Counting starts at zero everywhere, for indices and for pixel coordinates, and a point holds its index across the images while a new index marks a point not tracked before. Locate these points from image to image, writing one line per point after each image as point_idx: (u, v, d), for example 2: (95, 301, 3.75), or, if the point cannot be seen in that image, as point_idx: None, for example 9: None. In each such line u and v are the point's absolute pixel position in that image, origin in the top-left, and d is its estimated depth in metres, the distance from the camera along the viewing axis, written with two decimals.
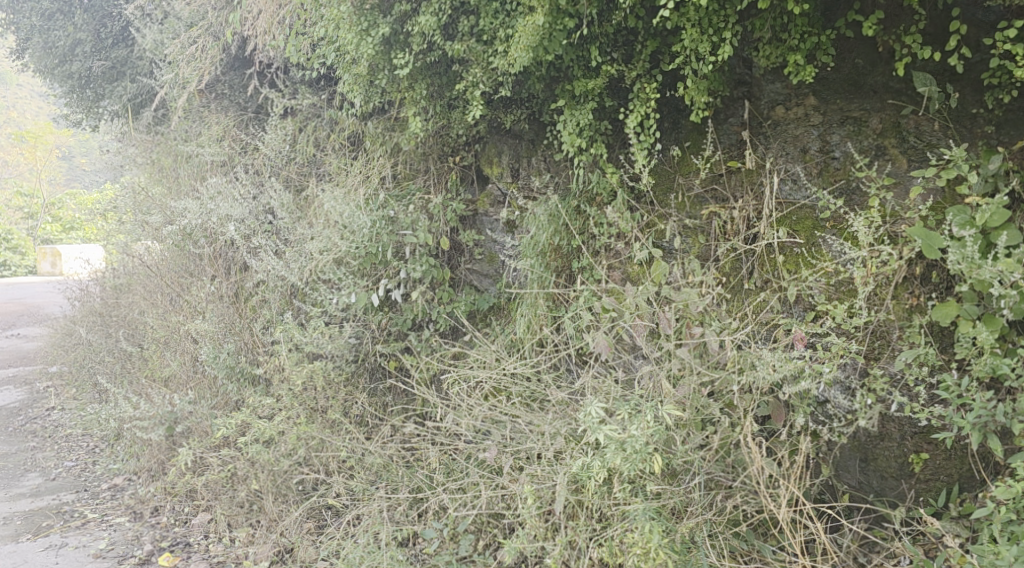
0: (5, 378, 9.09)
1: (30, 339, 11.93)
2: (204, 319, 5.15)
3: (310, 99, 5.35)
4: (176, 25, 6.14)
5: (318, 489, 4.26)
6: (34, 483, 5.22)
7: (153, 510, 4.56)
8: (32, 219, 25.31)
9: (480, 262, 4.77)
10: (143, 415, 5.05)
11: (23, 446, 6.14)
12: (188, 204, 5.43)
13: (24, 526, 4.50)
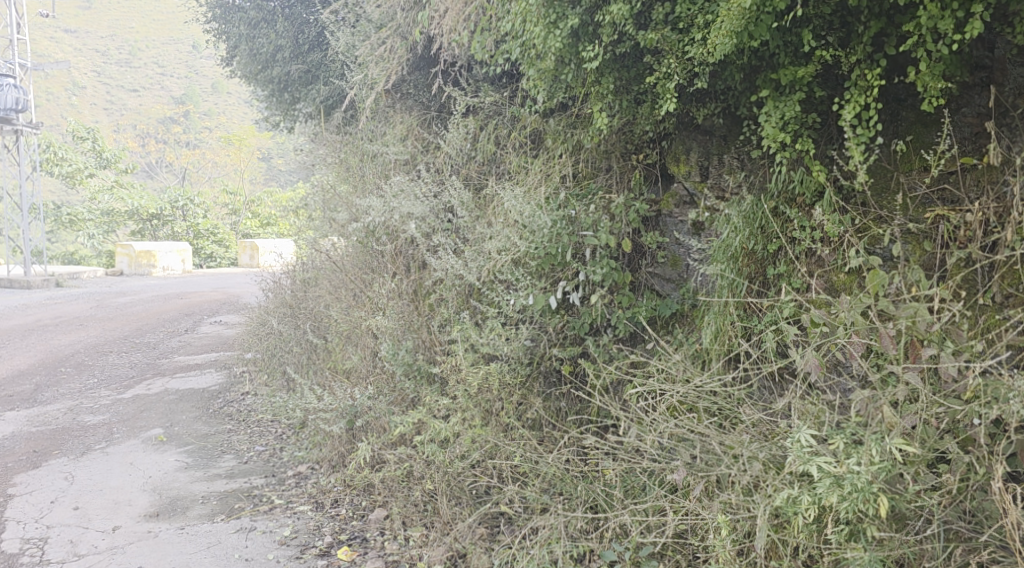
0: (208, 362, 9.89)
1: (231, 326, 12.97)
2: (384, 315, 5.23)
3: (493, 97, 5.31)
4: (367, 27, 6.30)
5: (491, 494, 4.18)
6: (228, 465, 5.54)
7: (333, 502, 4.68)
8: (235, 214, 27.87)
9: (663, 266, 4.50)
10: (326, 407, 5.21)
11: (221, 428, 6.59)
12: (373, 202, 5.56)
13: (219, 506, 4.75)
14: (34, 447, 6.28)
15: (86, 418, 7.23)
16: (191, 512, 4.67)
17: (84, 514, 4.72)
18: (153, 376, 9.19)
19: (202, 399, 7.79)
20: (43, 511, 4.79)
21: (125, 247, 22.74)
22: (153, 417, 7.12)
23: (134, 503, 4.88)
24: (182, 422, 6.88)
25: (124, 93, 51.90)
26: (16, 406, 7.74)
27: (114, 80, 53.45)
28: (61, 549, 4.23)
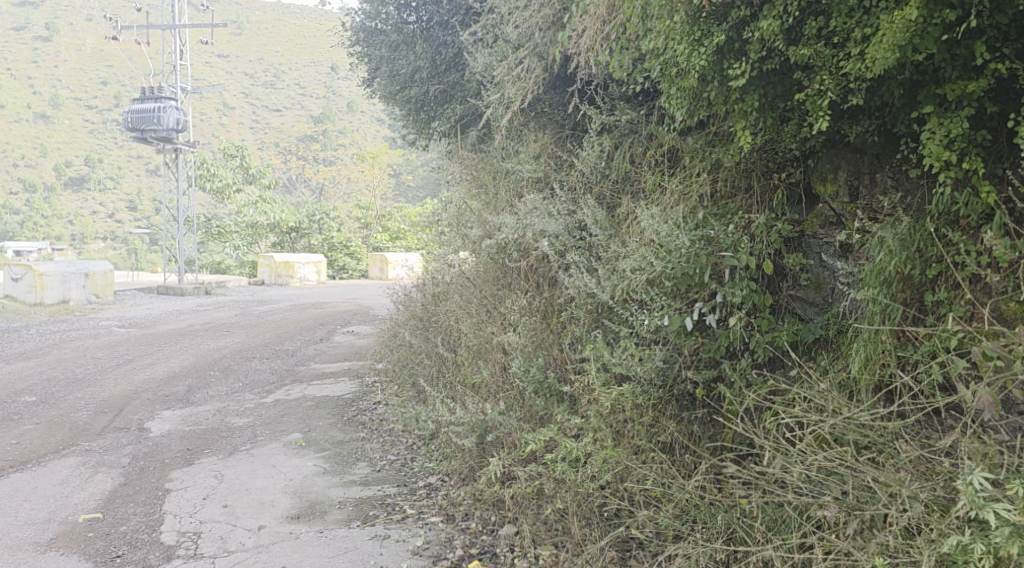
0: (342, 370, 10.31)
1: (363, 336, 13.48)
2: (515, 331, 5.26)
3: (629, 115, 5.26)
4: (505, 48, 6.42)
5: (621, 517, 4.11)
6: (363, 472, 5.73)
7: (463, 515, 4.74)
8: (367, 228, 29.26)
9: (806, 288, 4.30)
10: (458, 420, 5.31)
11: (355, 435, 6.84)
12: (506, 219, 5.64)
13: (355, 512, 4.92)
14: (188, 445, 6.74)
15: (234, 420, 7.69)
16: (329, 517, 4.86)
17: (232, 511, 5.00)
18: (292, 382, 9.67)
19: (338, 406, 8.12)
20: (196, 506, 5.12)
21: (267, 258, 24.16)
22: (293, 422, 7.47)
23: (277, 504, 5.13)
24: (318, 428, 7.19)
25: (268, 113, 55.35)
26: (172, 405, 8.33)
27: (260, 100, 57.12)
28: (213, 545, 4.50)
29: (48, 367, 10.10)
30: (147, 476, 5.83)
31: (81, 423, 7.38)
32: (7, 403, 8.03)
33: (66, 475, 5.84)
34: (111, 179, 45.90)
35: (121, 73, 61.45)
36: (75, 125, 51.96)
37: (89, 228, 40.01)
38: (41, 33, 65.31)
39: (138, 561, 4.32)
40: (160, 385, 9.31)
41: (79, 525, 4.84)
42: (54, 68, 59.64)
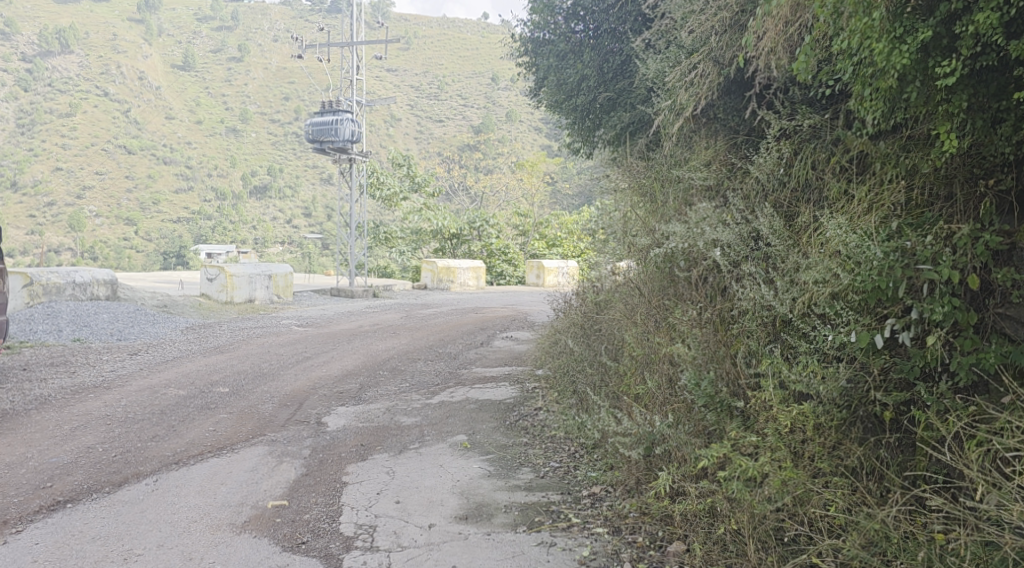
0: (503, 375, 10.50)
1: (522, 342, 13.67)
2: (684, 343, 5.10)
3: (812, 119, 4.98)
4: (677, 53, 6.28)
5: (801, 544, 3.88)
6: (527, 478, 5.79)
7: (630, 528, 4.66)
8: (524, 235, 30.06)
9: (1018, 307, 3.84)
10: (625, 431, 5.22)
11: (518, 440, 6.93)
12: (675, 227, 5.50)
13: (521, 517, 4.97)
14: (361, 441, 7.08)
15: (403, 418, 8.02)
16: (495, 520, 4.93)
17: (404, 508, 5.19)
18: (455, 384, 9.95)
19: (500, 410, 8.29)
20: (371, 500, 5.36)
21: (429, 262, 25.17)
22: (458, 424, 7.70)
23: (446, 504, 5.27)
24: (482, 430, 7.35)
25: (432, 124, 57.78)
26: (346, 402, 8.82)
27: (424, 112, 59.72)
28: (388, 539, 4.68)
29: (238, 360, 10.97)
30: (326, 469, 6.18)
31: (268, 415, 7.95)
32: (204, 392, 8.79)
33: (256, 463, 6.29)
34: (289, 188, 49.48)
35: (301, 89, 66.20)
36: (260, 138, 56.53)
37: (269, 233, 43.35)
38: (233, 54, 71.69)
39: (321, 549, 4.56)
40: (334, 382, 9.88)
41: (269, 511, 5.19)
42: (244, 86, 65.19)
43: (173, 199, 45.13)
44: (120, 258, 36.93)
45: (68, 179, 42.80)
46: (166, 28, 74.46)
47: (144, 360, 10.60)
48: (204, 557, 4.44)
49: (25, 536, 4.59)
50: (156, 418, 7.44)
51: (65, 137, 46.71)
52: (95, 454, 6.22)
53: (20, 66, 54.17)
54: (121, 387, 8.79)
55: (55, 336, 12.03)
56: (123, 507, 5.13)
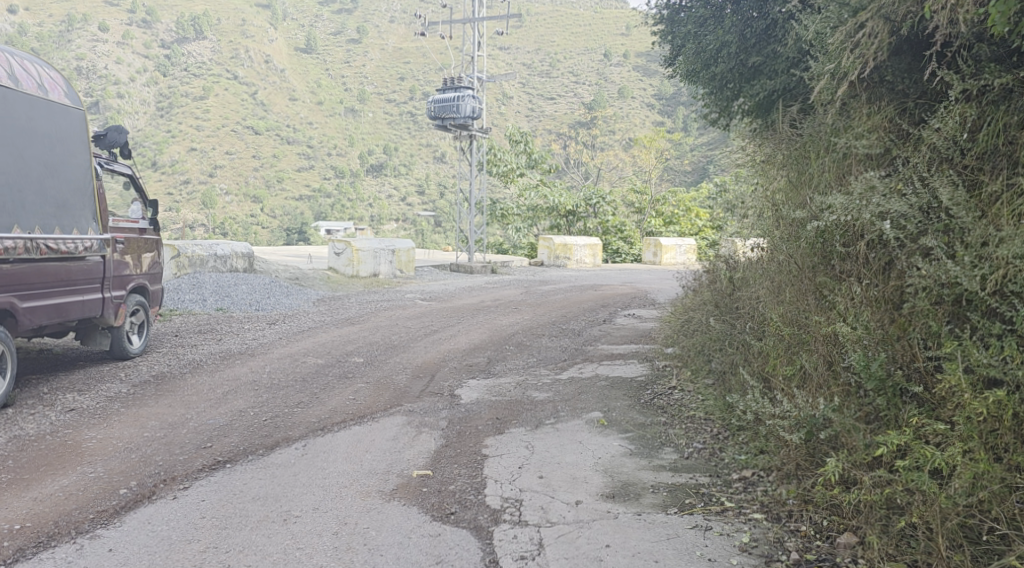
0: (631, 353, 10.29)
1: (646, 320, 13.38)
2: (849, 322, 4.72)
3: (1004, 77, 4.43)
4: (840, 12, 5.82)
5: (995, 544, 3.53)
6: (671, 459, 5.60)
7: (791, 516, 4.43)
8: (640, 213, 29.75)
9: None
10: (782, 413, 4.90)
11: (656, 419, 6.74)
12: (837, 198, 5.08)
13: (670, 499, 4.81)
14: (496, 414, 7.08)
15: (535, 393, 7.99)
16: (644, 500, 4.79)
17: (548, 483, 5.13)
18: (583, 361, 9.83)
19: (634, 388, 8.13)
20: (513, 474, 5.32)
21: (547, 239, 25.19)
22: (591, 400, 7.59)
23: (590, 481, 5.16)
24: (618, 408, 7.20)
25: (543, 101, 57.68)
26: (476, 375, 8.86)
27: (536, 90, 59.71)
28: (535, 514, 4.62)
29: (369, 332, 11.26)
30: (465, 441, 6.20)
31: (403, 386, 8.08)
32: (341, 362, 9.04)
33: (397, 432, 6.39)
34: (404, 167, 50.62)
35: (416, 68, 67.46)
36: (378, 118, 58.06)
37: (385, 211, 44.39)
38: (351, 37, 73.80)
39: (470, 521, 4.54)
40: (464, 356, 9.97)
41: (415, 480, 5.24)
42: (362, 67, 67.02)
43: (296, 177, 46.97)
44: (247, 232, 38.59)
45: (202, 158, 45.18)
46: (289, 13, 77.29)
47: (282, 330, 11.03)
48: (358, 521, 4.49)
49: (192, 493, 4.77)
50: (299, 385, 7.70)
51: (199, 119, 49.32)
52: (248, 417, 6.46)
53: (159, 51, 57.51)
54: (265, 355, 9.16)
55: (200, 305, 12.69)
56: (277, 470, 5.30)
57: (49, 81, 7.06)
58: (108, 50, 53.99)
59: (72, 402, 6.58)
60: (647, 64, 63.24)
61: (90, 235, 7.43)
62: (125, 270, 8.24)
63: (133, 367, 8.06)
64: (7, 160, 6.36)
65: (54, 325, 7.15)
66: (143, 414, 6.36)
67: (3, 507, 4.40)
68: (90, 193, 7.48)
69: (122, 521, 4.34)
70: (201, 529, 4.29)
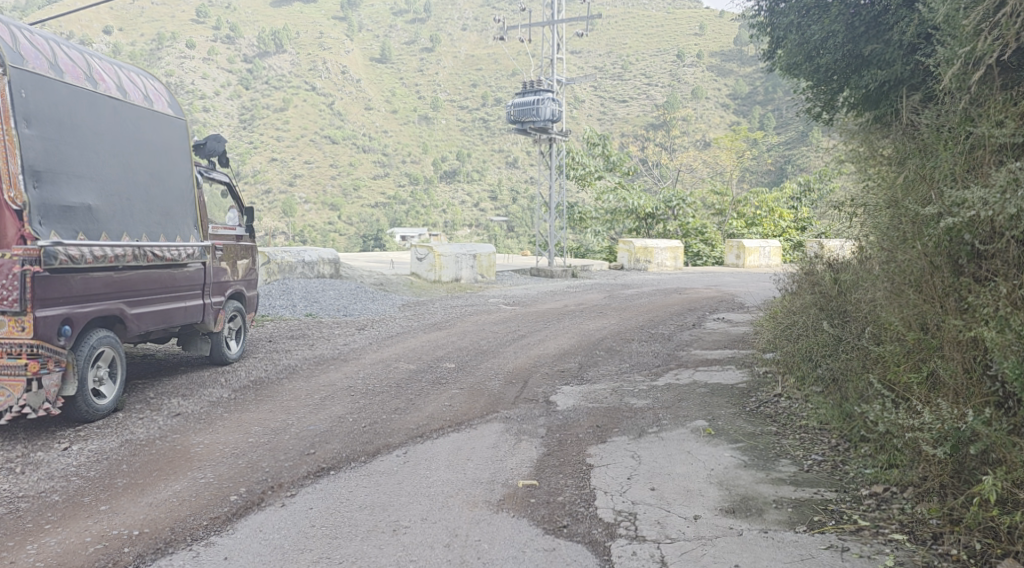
0: (727, 358, 9.91)
1: (738, 325, 12.92)
2: (996, 326, 4.31)
3: None
4: None
5: None
6: (790, 471, 5.28)
7: (936, 538, 4.17)
8: (721, 215, 29.01)
9: None
10: (922, 425, 4.54)
11: (766, 428, 6.40)
12: (974, 192, 4.65)
13: (797, 515, 4.52)
14: (596, 422, 6.85)
15: (633, 400, 7.73)
16: (768, 516, 4.50)
17: (662, 496, 4.88)
18: (677, 367, 9.51)
19: (736, 395, 7.78)
20: (623, 485, 5.10)
21: (626, 242, 24.74)
22: (693, 408, 7.28)
23: (706, 494, 4.89)
24: (723, 416, 6.88)
25: (616, 104, 57.16)
26: (569, 381, 8.66)
27: (608, 93, 59.27)
28: (653, 528, 4.39)
29: (458, 337, 11.19)
30: (567, 449, 6.00)
31: (497, 392, 7.94)
32: (433, 368, 8.98)
33: (496, 440, 6.24)
34: (477, 173, 50.88)
35: (488, 74, 67.86)
36: (451, 125, 58.62)
37: (458, 217, 44.62)
38: (424, 46, 74.82)
39: (584, 535, 4.34)
40: (554, 361, 9.78)
41: (521, 490, 5.06)
42: (435, 75, 67.82)
43: (372, 185, 47.76)
44: (326, 237, 39.24)
45: (283, 168, 46.40)
46: (364, 24, 78.96)
47: (372, 335, 11.07)
48: (468, 534, 4.35)
49: (300, 500, 4.72)
50: (395, 391, 7.65)
51: (280, 130, 50.72)
52: (347, 424, 6.42)
53: (242, 66, 59.49)
54: (358, 360, 9.18)
55: (291, 311, 12.89)
56: (382, 477, 5.22)
57: (154, 93, 7.24)
58: (194, 66, 56.13)
59: (178, 407, 6.67)
60: (721, 63, 62.18)
61: (192, 242, 7.55)
62: (224, 277, 8.36)
63: (232, 372, 8.16)
64: (115, 170, 6.53)
65: (159, 331, 7.29)
66: (246, 419, 6.39)
67: (121, 513, 4.43)
68: (192, 201, 7.61)
69: (235, 528, 4.31)
70: (313, 539, 4.22)
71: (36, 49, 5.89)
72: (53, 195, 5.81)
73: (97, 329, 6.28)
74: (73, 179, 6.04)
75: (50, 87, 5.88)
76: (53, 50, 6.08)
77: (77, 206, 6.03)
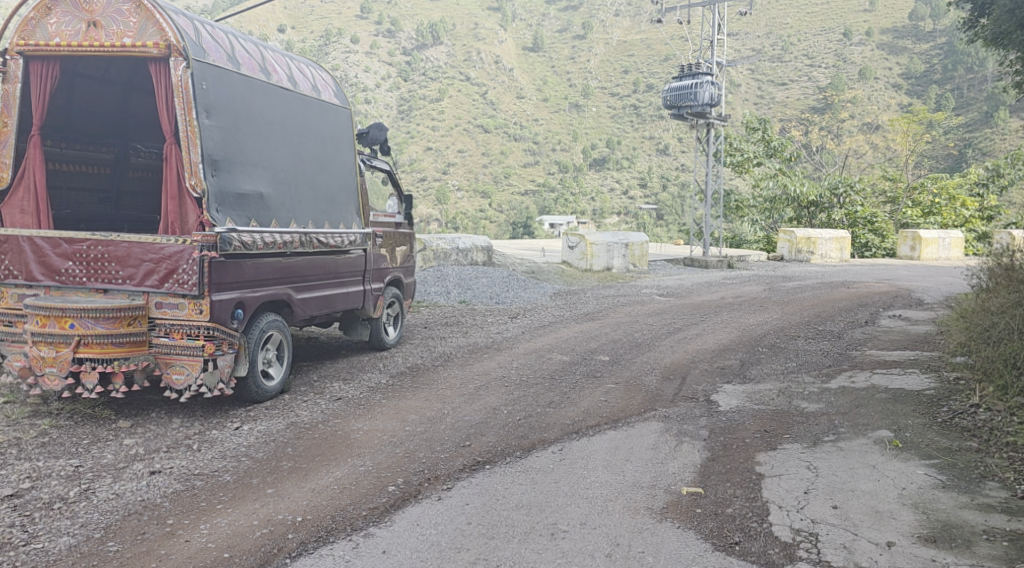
0: (908, 360, 9.02)
1: (918, 323, 11.79)
2: None
3: None
4: None
5: None
6: (1000, 497, 4.63)
7: None
8: (894, 203, 26.88)
9: None
10: None
11: (964, 444, 5.69)
12: None
13: (1015, 552, 3.93)
14: (764, 426, 6.36)
15: (804, 403, 7.14)
16: (978, 550, 3.96)
17: (847, 516, 4.40)
18: (851, 368, 8.76)
19: (924, 403, 7.00)
20: (800, 500, 4.64)
21: (787, 232, 23.37)
22: (875, 416, 6.61)
23: (899, 518, 4.36)
24: (910, 427, 6.19)
25: (775, 87, 54.45)
26: (732, 380, 8.15)
27: (767, 76, 56.55)
28: (839, 555, 3.96)
29: (611, 328, 10.89)
30: (734, 455, 5.58)
31: (654, 389, 7.59)
32: (587, 360, 8.74)
33: (656, 441, 5.91)
34: (627, 160, 50.05)
35: (640, 59, 66.54)
36: (602, 112, 58.02)
37: (607, 205, 44.04)
38: (577, 33, 74.47)
39: (759, 555, 3.97)
40: (714, 357, 9.28)
41: (686, 498, 4.73)
42: (587, 62, 67.34)
43: (522, 173, 48.09)
44: (477, 224, 39.88)
45: (437, 157, 47.64)
46: (518, 14, 79.70)
47: (525, 324, 10.98)
48: (631, 544, 4.09)
49: (456, 495, 4.63)
50: (549, 383, 7.48)
51: (435, 120, 52.11)
52: (502, 416, 6.31)
53: (401, 58, 61.59)
54: (511, 350, 9.09)
55: (445, 297, 13.06)
56: (538, 475, 5.04)
57: (321, 83, 7.40)
58: (357, 60, 58.70)
59: (339, 391, 6.81)
60: (894, 41, 57.80)
61: (354, 229, 7.69)
62: (383, 263, 8.50)
63: (390, 357, 8.29)
64: (286, 158, 6.72)
65: (322, 316, 7.48)
66: (403, 407, 6.42)
67: (286, 497, 4.50)
68: (355, 189, 7.75)
69: (393, 520, 4.27)
70: (469, 537, 4.10)
71: (217, 43, 6.14)
72: (229, 184, 6.04)
73: (266, 313, 6.48)
74: (247, 167, 6.25)
75: (229, 79, 6.12)
76: (232, 43, 6.33)
77: (251, 194, 6.25)
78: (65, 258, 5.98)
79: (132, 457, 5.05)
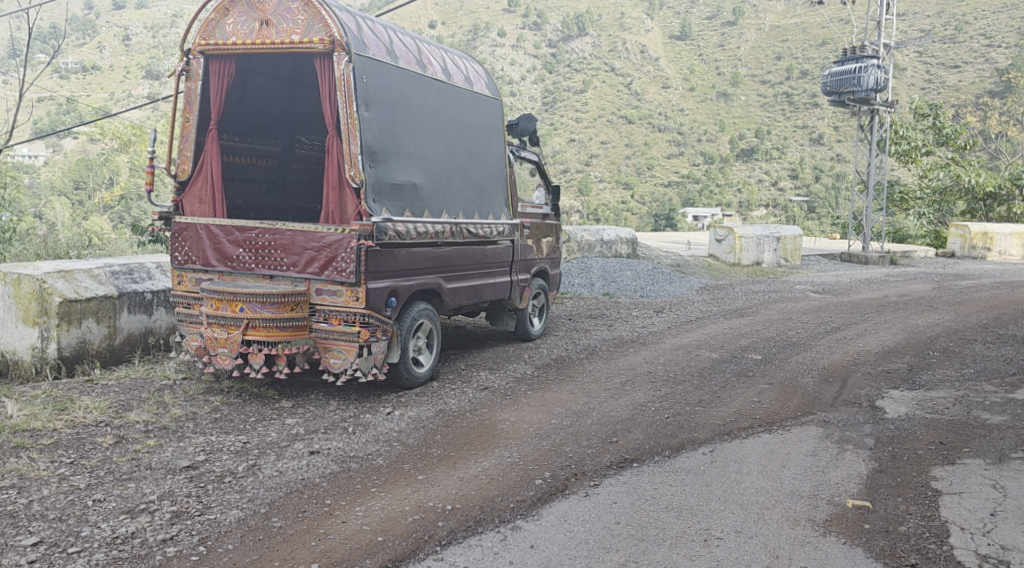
0: None
1: None
2: None
3: None
4: None
5: None
6: None
7: None
8: None
9: None
10: None
11: None
12: None
13: None
14: (939, 437, 5.82)
15: (984, 414, 6.49)
16: None
17: None
18: None
19: None
20: (985, 522, 4.21)
21: (959, 226, 21.61)
22: None
23: None
24: None
25: (946, 70, 50.29)
26: (899, 385, 7.55)
27: (937, 58, 52.32)
28: None
29: (763, 326, 10.40)
30: (905, 467, 5.14)
31: (812, 391, 7.15)
32: (737, 358, 8.38)
33: (816, 447, 5.54)
34: (778, 150, 47.83)
35: (795, 44, 63.39)
36: (752, 100, 55.77)
37: (754, 197, 42.27)
38: (727, 19, 71.96)
39: None
40: (878, 359, 8.63)
41: (852, 511, 4.40)
42: (737, 49, 64.94)
43: (666, 164, 47.05)
44: (619, 216, 39.45)
45: (580, 149, 47.53)
46: (665, 2, 78.07)
47: (671, 319, 10.69)
48: (792, 557, 3.84)
49: (604, 492, 4.52)
50: (698, 381, 7.22)
51: (579, 111, 51.98)
52: (649, 413, 6.13)
53: (546, 51, 61.85)
54: (658, 345, 8.86)
55: (589, 289, 12.96)
56: (688, 476, 4.85)
57: (473, 74, 7.48)
58: (503, 54, 59.50)
59: (486, 381, 6.87)
60: None
61: (503, 220, 7.73)
62: (530, 254, 8.51)
63: (535, 349, 8.29)
64: (439, 149, 6.83)
65: (470, 306, 7.57)
66: (549, 399, 6.38)
67: (436, 484, 4.56)
68: (504, 179, 7.79)
69: (540, 514, 4.22)
70: (618, 538, 3.99)
71: (377, 36, 6.32)
72: (386, 174, 6.20)
73: (417, 301, 6.62)
74: (402, 158, 6.40)
75: (388, 72, 6.28)
76: (390, 37, 6.50)
77: (405, 184, 6.39)
78: (236, 245, 6.35)
79: (293, 436, 5.30)
